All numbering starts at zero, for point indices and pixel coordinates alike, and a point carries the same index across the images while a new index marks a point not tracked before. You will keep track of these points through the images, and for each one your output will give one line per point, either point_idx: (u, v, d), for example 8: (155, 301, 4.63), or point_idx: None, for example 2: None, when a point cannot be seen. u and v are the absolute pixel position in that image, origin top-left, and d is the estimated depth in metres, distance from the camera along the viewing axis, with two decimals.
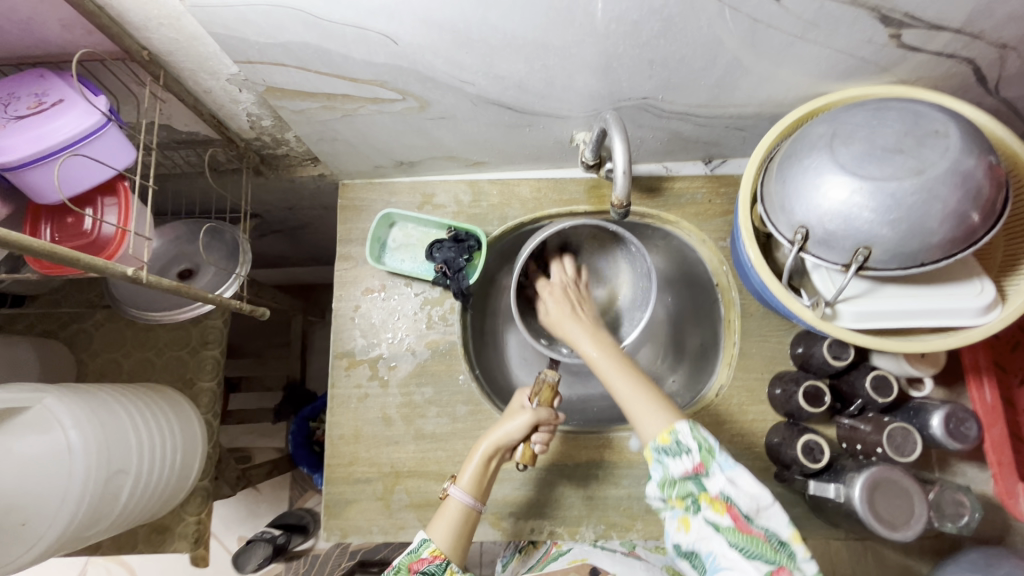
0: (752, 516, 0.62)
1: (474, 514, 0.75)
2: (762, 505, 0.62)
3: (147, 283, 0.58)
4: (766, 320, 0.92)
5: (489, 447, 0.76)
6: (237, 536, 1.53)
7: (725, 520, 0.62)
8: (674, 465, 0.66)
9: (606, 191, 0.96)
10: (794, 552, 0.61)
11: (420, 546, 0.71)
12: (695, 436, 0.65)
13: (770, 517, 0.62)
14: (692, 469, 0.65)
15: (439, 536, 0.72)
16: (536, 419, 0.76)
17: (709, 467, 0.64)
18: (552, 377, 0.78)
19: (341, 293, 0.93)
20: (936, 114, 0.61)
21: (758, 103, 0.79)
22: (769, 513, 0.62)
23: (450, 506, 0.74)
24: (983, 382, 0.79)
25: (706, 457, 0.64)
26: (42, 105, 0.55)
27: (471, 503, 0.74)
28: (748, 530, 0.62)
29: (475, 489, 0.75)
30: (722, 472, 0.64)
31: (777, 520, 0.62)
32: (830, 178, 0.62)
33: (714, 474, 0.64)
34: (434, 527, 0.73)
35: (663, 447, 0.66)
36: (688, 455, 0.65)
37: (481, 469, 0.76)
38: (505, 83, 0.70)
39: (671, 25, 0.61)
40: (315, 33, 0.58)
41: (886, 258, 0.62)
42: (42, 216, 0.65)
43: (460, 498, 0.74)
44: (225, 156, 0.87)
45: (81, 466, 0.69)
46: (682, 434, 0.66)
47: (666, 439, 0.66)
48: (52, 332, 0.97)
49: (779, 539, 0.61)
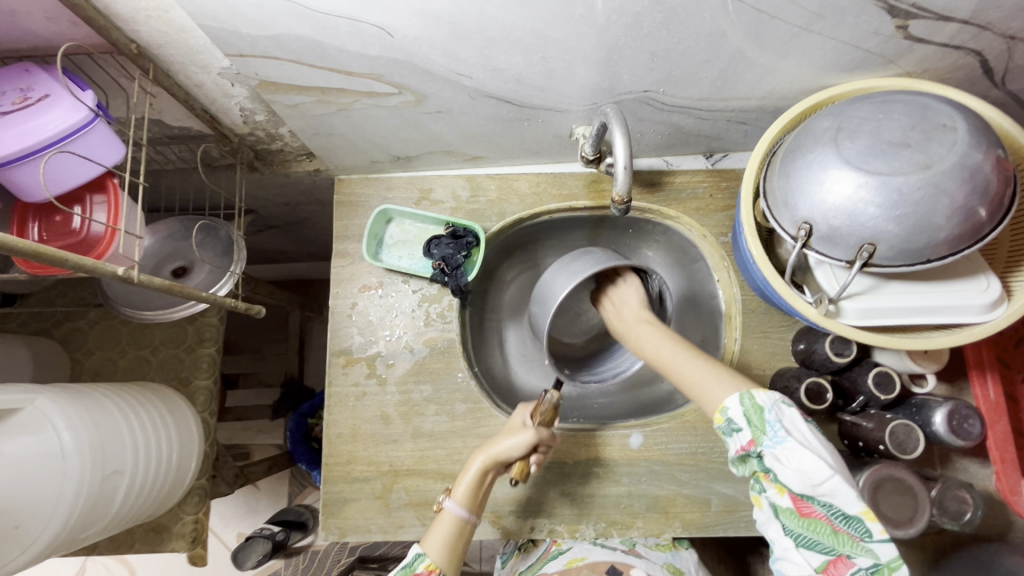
0: (807, 494, 0.59)
1: (468, 526, 0.75)
2: (817, 483, 0.58)
3: (138, 282, 0.56)
4: (768, 316, 0.91)
5: (484, 462, 0.76)
6: (235, 533, 1.53)
7: (785, 501, 0.61)
8: (733, 444, 0.66)
9: (606, 185, 0.95)
10: (865, 533, 0.58)
11: (414, 560, 0.71)
12: (745, 412, 0.64)
13: (833, 494, 0.58)
14: (747, 447, 0.64)
15: (434, 549, 0.72)
16: (537, 438, 0.75)
17: (760, 444, 0.62)
18: (551, 399, 0.73)
19: (338, 290, 0.91)
20: (944, 107, 0.60)
21: (761, 96, 0.77)
22: (827, 491, 0.58)
23: (445, 519, 0.74)
24: (987, 378, 0.79)
25: (756, 434, 0.63)
26: (27, 100, 0.53)
27: (465, 515, 0.74)
28: (808, 510, 0.60)
29: (469, 502, 0.75)
30: (772, 449, 0.62)
31: (843, 496, 0.58)
32: (835, 173, 0.61)
33: (766, 451, 0.62)
34: (429, 540, 0.73)
35: (721, 427, 0.66)
36: (740, 433, 0.64)
37: (477, 482, 0.76)
38: (503, 76, 0.68)
39: (674, 16, 0.59)
40: (308, 26, 0.56)
41: (892, 254, 0.61)
42: (28, 214, 0.64)
43: (454, 511, 0.74)
44: (219, 152, 0.86)
45: (75, 469, 0.68)
46: (732, 412, 0.65)
47: (719, 419, 0.66)
48: (45, 330, 0.96)
49: (845, 518, 0.58)
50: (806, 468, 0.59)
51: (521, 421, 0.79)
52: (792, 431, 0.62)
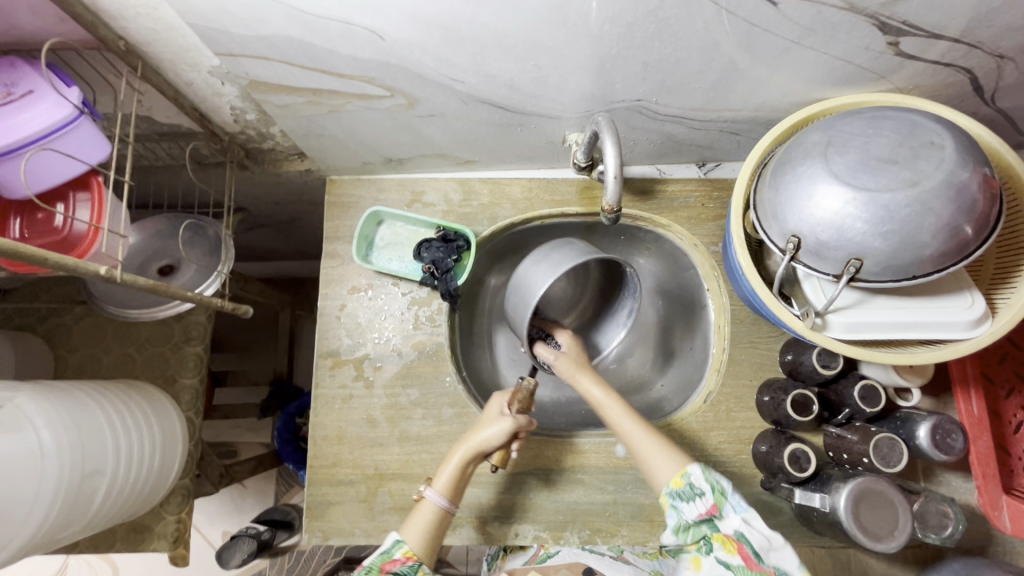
0: (763, 555, 0.63)
1: (447, 517, 0.74)
2: (772, 545, 0.63)
3: (121, 281, 0.56)
4: (756, 327, 0.91)
5: (465, 452, 0.75)
6: (221, 531, 1.52)
7: (737, 559, 0.64)
8: (688, 510, 0.68)
9: (598, 192, 0.95)
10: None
11: (392, 546, 0.69)
12: (710, 482, 0.67)
13: (781, 557, 0.63)
14: (706, 510, 0.67)
15: (413, 537, 0.71)
16: (516, 426, 0.76)
17: (721, 508, 0.66)
18: (528, 385, 0.79)
19: (327, 291, 0.91)
20: (932, 125, 0.60)
21: (753, 108, 0.77)
22: (780, 553, 0.63)
23: (425, 508, 0.73)
24: (970, 393, 0.79)
25: (719, 499, 0.67)
26: (11, 96, 0.52)
27: (445, 505, 0.73)
28: (759, 569, 0.63)
29: (450, 493, 0.74)
30: (735, 512, 0.66)
31: (790, 560, 0.63)
32: (824, 187, 0.61)
33: (727, 515, 0.66)
34: (408, 529, 0.72)
35: (677, 491, 0.69)
36: (702, 498, 0.67)
37: (459, 472, 0.75)
38: (496, 82, 0.68)
39: (667, 27, 0.59)
40: (299, 27, 0.56)
41: (878, 270, 0.61)
42: (11, 209, 0.62)
43: (435, 500, 0.73)
44: (209, 150, 0.85)
45: (53, 469, 0.67)
46: (694, 477, 0.68)
47: (679, 483, 0.69)
48: (29, 326, 0.95)
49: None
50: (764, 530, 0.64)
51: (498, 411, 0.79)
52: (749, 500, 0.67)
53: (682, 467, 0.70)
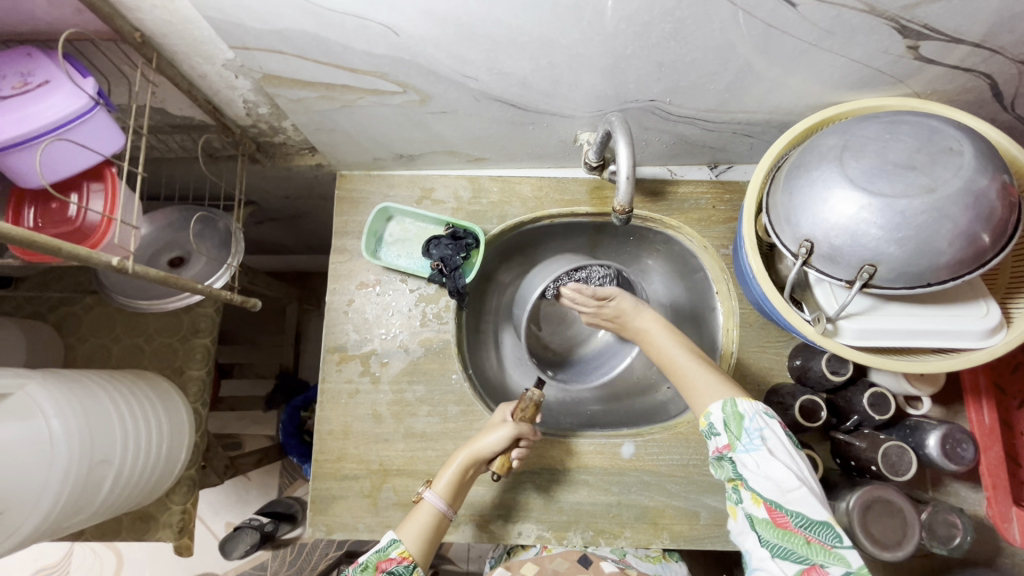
0: (778, 501, 0.60)
1: (444, 520, 0.74)
2: (787, 488, 0.60)
3: (132, 273, 0.56)
4: (765, 331, 0.91)
5: (466, 457, 0.76)
6: (224, 522, 1.53)
7: (758, 510, 0.61)
8: (711, 447, 0.68)
9: (608, 193, 0.94)
10: (835, 539, 0.58)
11: (389, 546, 0.70)
12: (725, 418, 0.66)
13: (799, 501, 0.59)
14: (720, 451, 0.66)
15: (410, 538, 0.71)
16: (517, 431, 0.77)
17: (733, 449, 0.64)
18: (534, 395, 0.76)
19: (335, 286, 0.91)
20: (951, 130, 0.60)
21: (767, 110, 0.77)
22: (798, 497, 0.59)
23: (423, 510, 0.74)
24: (982, 402, 0.78)
25: (731, 440, 0.65)
26: (27, 85, 0.53)
27: (443, 508, 0.74)
28: (777, 517, 0.60)
29: (449, 497, 0.75)
30: (744, 454, 0.63)
31: (810, 504, 0.59)
32: (839, 192, 0.60)
33: (738, 457, 0.64)
34: (404, 529, 0.72)
35: (703, 430, 0.69)
36: (719, 438, 0.66)
37: (458, 477, 0.76)
38: (509, 80, 0.68)
39: (683, 27, 0.59)
40: (313, 21, 0.56)
41: (892, 277, 0.61)
42: (25, 199, 0.63)
43: (433, 502, 0.74)
44: (221, 143, 0.85)
45: (63, 457, 0.67)
46: (713, 417, 0.67)
47: (702, 423, 0.69)
48: (40, 314, 0.96)
49: (812, 524, 0.58)
50: (778, 474, 0.61)
51: (500, 419, 0.81)
52: (769, 440, 0.63)
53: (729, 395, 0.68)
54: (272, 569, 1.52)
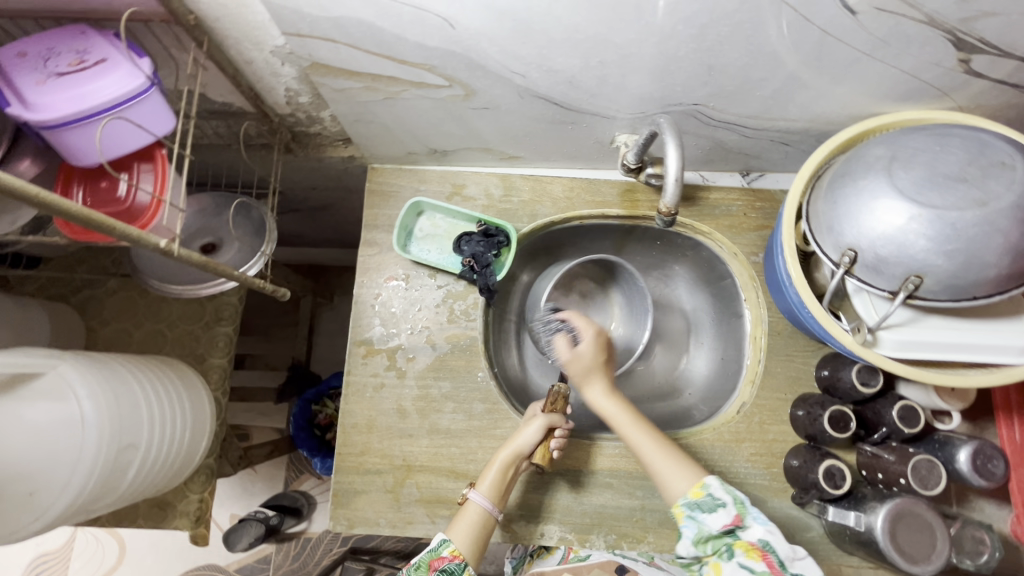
0: (786, 564, 0.66)
1: (492, 519, 0.75)
2: (794, 553, 0.67)
3: (178, 256, 0.56)
4: (794, 340, 0.90)
5: (508, 455, 0.78)
6: (229, 514, 1.50)
7: (761, 565, 0.66)
8: (710, 520, 0.69)
9: (640, 196, 0.94)
10: None
11: (441, 545, 0.72)
12: (731, 493, 0.70)
13: (802, 566, 0.67)
14: (729, 521, 0.69)
15: (459, 537, 0.73)
16: (550, 422, 0.79)
17: (745, 518, 0.69)
18: (562, 388, 0.81)
19: (363, 279, 0.91)
20: (1002, 145, 0.60)
21: (809, 119, 0.77)
22: (800, 564, 0.68)
23: (471, 510, 0.75)
24: (1013, 420, 0.79)
25: (741, 510, 0.69)
26: (84, 63, 0.52)
27: (490, 508, 0.75)
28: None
29: (495, 495, 0.76)
30: (758, 523, 0.69)
31: (808, 569, 0.67)
32: (886, 202, 0.60)
33: (750, 525, 0.69)
34: (454, 529, 0.74)
35: (695, 502, 0.70)
36: (723, 509, 0.69)
37: (501, 476, 0.77)
38: (557, 78, 0.67)
39: (740, 31, 0.59)
40: (371, 10, 0.55)
41: (938, 288, 0.61)
42: (74, 177, 0.64)
43: (480, 503, 0.75)
44: (257, 131, 0.85)
45: (93, 439, 0.67)
46: (714, 489, 0.71)
47: (699, 494, 0.71)
48: (63, 297, 0.95)
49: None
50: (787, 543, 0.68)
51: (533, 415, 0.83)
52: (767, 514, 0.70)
53: (699, 479, 0.72)
54: (275, 563, 1.50)
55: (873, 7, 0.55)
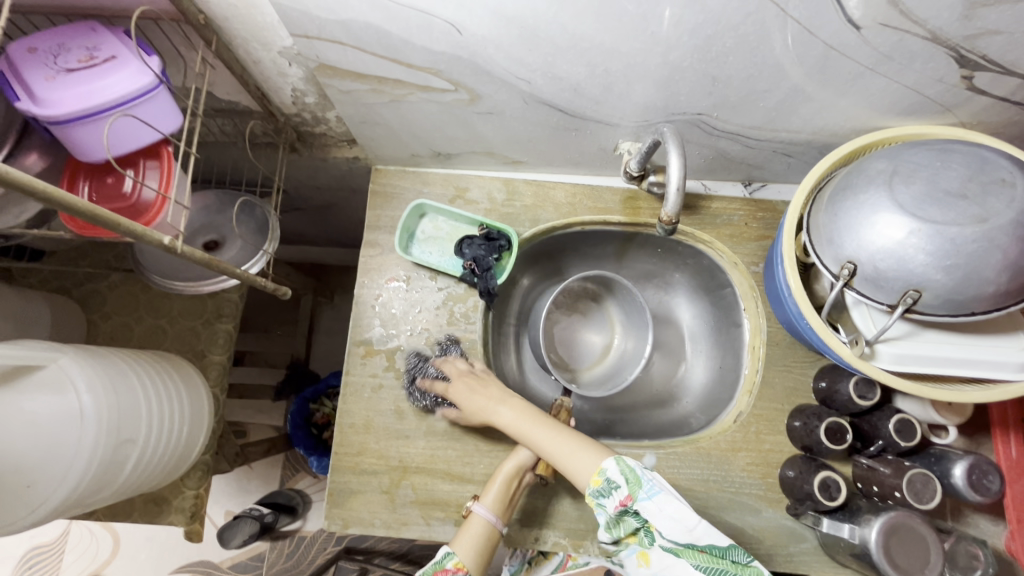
0: (694, 534, 0.65)
1: (496, 531, 0.76)
2: (692, 526, 0.65)
3: (181, 253, 0.56)
4: (792, 351, 0.90)
5: (511, 468, 0.79)
6: (223, 510, 1.50)
7: (678, 544, 0.66)
8: (609, 505, 0.69)
9: (642, 203, 0.94)
10: (745, 557, 0.65)
11: (445, 557, 0.73)
12: (619, 471, 0.69)
13: (710, 531, 0.65)
14: (622, 502, 0.68)
15: (463, 550, 0.73)
16: None
17: (635, 497, 0.67)
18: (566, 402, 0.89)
19: (364, 279, 0.91)
20: (1003, 162, 0.60)
21: (812, 131, 0.77)
22: (704, 528, 0.65)
23: (475, 522, 0.76)
24: (1010, 437, 0.80)
25: (633, 488, 0.68)
26: (93, 59, 0.53)
27: (495, 521, 0.76)
28: (698, 549, 0.65)
29: (499, 508, 0.77)
30: (647, 499, 0.67)
31: (715, 533, 0.66)
32: (887, 216, 0.60)
33: (643, 503, 0.67)
34: (458, 543, 0.74)
35: (596, 490, 0.69)
36: (618, 491, 0.68)
37: (505, 489, 0.78)
38: (561, 85, 0.68)
39: (745, 43, 0.59)
40: (379, 14, 0.56)
41: (936, 303, 0.61)
42: (80, 172, 0.65)
43: (484, 515, 0.76)
44: (263, 130, 0.85)
45: (92, 432, 0.67)
46: (609, 472, 0.69)
47: (597, 481, 0.70)
48: (65, 290, 0.96)
49: (726, 549, 0.65)
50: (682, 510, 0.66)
51: None
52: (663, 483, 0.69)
53: (597, 465, 0.71)
54: (269, 561, 1.49)
55: (877, 23, 0.55)
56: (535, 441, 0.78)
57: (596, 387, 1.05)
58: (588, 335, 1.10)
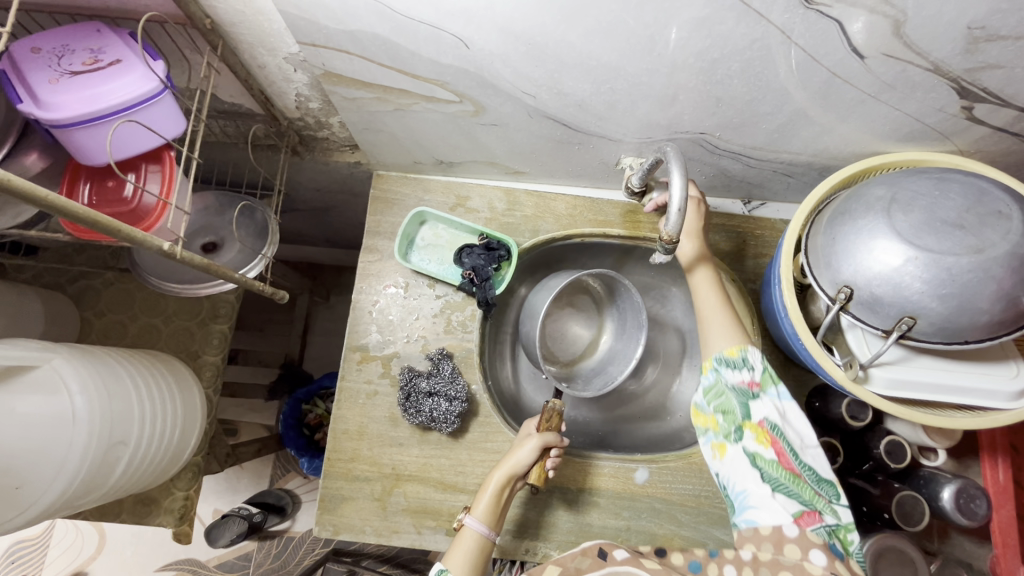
0: (797, 451, 0.61)
1: (488, 543, 0.72)
2: (808, 443, 0.62)
3: (180, 259, 0.56)
4: (786, 369, 0.91)
5: (502, 477, 0.76)
6: (212, 509, 1.49)
7: (769, 453, 0.62)
8: (731, 376, 0.66)
9: (642, 218, 0.95)
10: (832, 495, 0.61)
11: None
12: (759, 360, 0.66)
13: (814, 457, 0.62)
14: (749, 383, 0.65)
15: (456, 565, 0.69)
16: (545, 441, 0.77)
17: (764, 388, 0.65)
18: (557, 404, 0.82)
19: (362, 285, 0.91)
20: (1000, 193, 0.60)
21: (812, 153, 0.78)
22: (813, 453, 0.62)
23: (466, 536, 0.71)
24: (997, 459, 0.80)
25: (765, 379, 0.65)
26: (98, 62, 0.53)
27: (486, 532, 0.72)
28: (789, 466, 0.61)
29: (490, 520, 0.73)
30: (772, 400, 0.64)
31: (820, 461, 0.62)
32: (884, 243, 0.61)
33: (768, 400, 0.64)
34: (450, 557, 0.70)
35: (726, 359, 0.67)
36: (749, 371, 0.65)
37: (496, 499, 0.75)
38: (566, 100, 0.68)
39: (750, 68, 0.59)
40: (387, 26, 0.56)
41: (930, 330, 0.62)
42: (80, 175, 0.64)
43: (476, 527, 0.72)
44: (266, 132, 0.85)
45: (84, 433, 0.66)
46: (750, 353, 0.66)
47: (733, 352, 0.66)
48: (59, 286, 0.95)
49: (819, 481, 0.61)
50: (797, 429, 0.63)
51: (525, 434, 0.81)
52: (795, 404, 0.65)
53: (740, 340, 0.68)
54: (256, 561, 1.49)
55: (881, 53, 0.56)
56: (694, 284, 0.76)
57: (583, 383, 1.05)
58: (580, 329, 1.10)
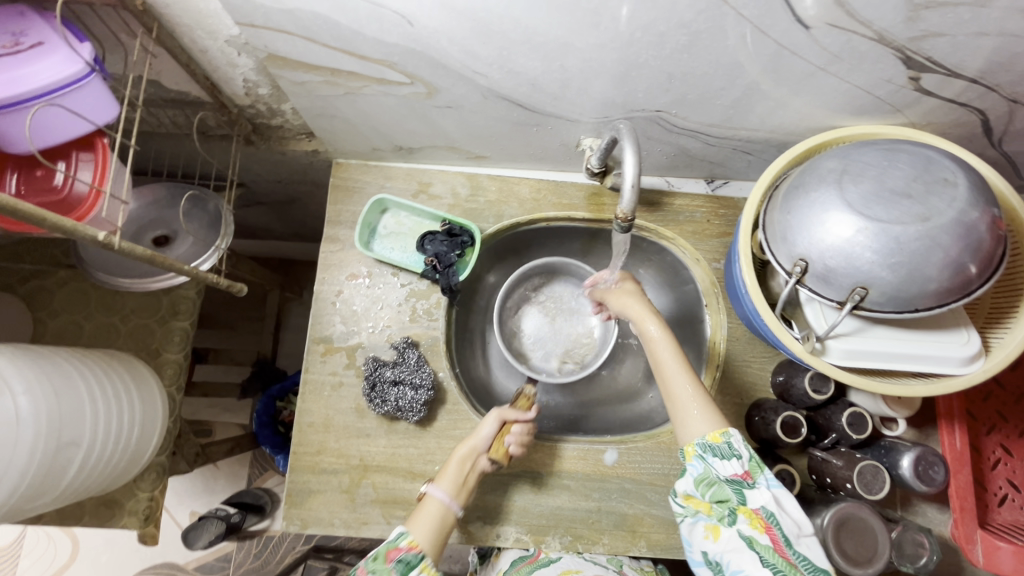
0: (791, 540, 0.62)
1: (451, 513, 0.75)
2: (804, 532, 0.63)
3: (118, 250, 0.54)
4: (751, 346, 0.92)
5: (465, 450, 0.79)
6: (189, 511, 1.47)
7: (763, 538, 0.62)
8: (721, 465, 0.66)
9: (606, 200, 0.94)
10: None
11: (398, 537, 0.71)
12: (750, 450, 0.67)
13: (810, 545, 0.62)
14: (739, 473, 0.65)
15: (419, 531, 0.72)
16: (502, 415, 0.82)
17: (755, 477, 0.65)
18: (528, 389, 0.88)
19: (325, 275, 0.89)
20: (946, 162, 0.61)
21: (769, 129, 0.78)
22: (808, 543, 0.62)
23: (430, 505, 0.75)
24: (954, 428, 0.82)
25: (755, 467, 0.66)
26: (19, 46, 0.50)
27: (450, 503, 0.75)
28: (785, 554, 0.61)
29: (454, 489, 0.76)
30: (766, 488, 0.65)
31: (818, 552, 0.62)
32: (836, 215, 0.61)
33: (760, 487, 0.65)
34: (414, 523, 0.73)
35: (711, 445, 0.67)
36: (738, 460, 0.66)
37: (460, 469, 0.78)
38: (519, 80, 0.67)
39: (698, 41, 0.59)
40: (326, 3, 0.54)
41: (882, 300, 0.62)
42: (7, 164, 0.62)
43: (439, 496, 0.75)
44: (216, 121, 0.83)
45: (28, 434, 0.64)
46: (734, 438, 0.67)
47: (717, 439, 0.67)
48: (8, 287, 0.91)
49: (815, 570, 0.61)
50: (793, 516, 0.64)
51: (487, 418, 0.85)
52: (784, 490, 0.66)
53: (720, 425, 0.69)
54: (236, 561, 1.47)
55: (825, 23, 0.56)
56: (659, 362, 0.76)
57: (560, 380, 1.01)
58: (553, 331, 1.06)
